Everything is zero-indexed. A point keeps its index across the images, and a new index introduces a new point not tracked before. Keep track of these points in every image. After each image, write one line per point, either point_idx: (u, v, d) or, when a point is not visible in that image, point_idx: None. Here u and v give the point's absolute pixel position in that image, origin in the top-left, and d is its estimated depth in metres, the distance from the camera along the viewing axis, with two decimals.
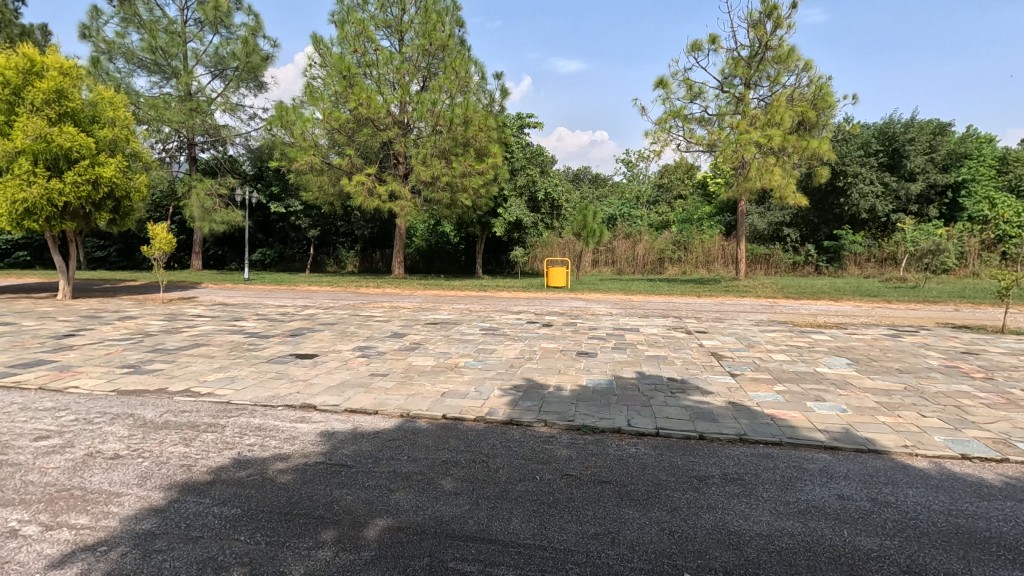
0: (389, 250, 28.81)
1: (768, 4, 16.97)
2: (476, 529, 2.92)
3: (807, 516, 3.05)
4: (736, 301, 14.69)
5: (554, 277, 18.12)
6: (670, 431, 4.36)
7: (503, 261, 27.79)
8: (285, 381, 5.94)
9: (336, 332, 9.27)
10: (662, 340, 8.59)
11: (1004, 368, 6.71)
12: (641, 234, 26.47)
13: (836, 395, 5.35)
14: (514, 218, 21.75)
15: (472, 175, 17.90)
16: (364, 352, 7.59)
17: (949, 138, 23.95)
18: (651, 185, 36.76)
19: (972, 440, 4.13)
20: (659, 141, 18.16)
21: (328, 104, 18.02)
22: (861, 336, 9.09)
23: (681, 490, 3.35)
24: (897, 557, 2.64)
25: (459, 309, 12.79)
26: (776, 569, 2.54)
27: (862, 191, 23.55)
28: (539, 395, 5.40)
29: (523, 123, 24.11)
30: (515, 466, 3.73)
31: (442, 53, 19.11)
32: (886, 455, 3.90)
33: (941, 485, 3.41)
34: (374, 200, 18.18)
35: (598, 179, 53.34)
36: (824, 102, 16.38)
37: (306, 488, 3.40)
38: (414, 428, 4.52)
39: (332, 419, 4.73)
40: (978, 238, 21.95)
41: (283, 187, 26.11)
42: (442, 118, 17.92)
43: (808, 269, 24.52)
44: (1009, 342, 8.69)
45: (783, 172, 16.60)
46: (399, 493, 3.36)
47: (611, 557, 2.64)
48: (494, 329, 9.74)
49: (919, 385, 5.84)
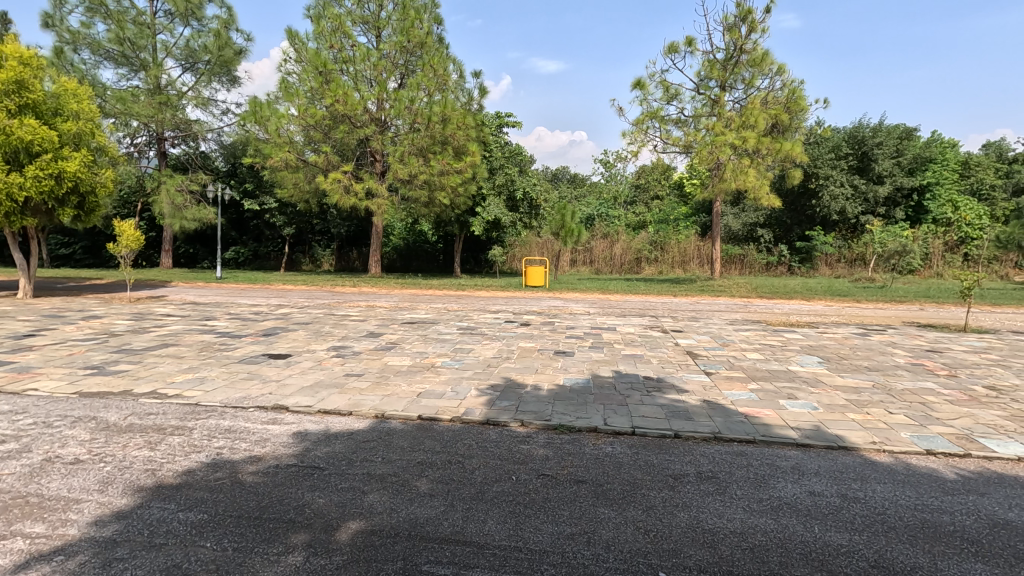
0: (366, 248, 28.57)
1: (743, 8, 17.25)
2: (452, 531, 2.88)
3: (779, 513, 3.08)
4: (711, 301, 14.86)
5: (533, 276, 18.15)
6: (646, 430, 4.37)
7: (481, 261, 27.74)
8: (257, 382, 5.80)
9: (310, 332, 9.12)
10: (638, 340, 8.63)
11: (966, 366, 6.94)
12: (618, 234, 26.66)
13: (808, 394, 5.45)
14: (493, 218, 21.71)
15: (450, 174, 17.81)
16: (339, 352, 7.47)
17: (914, 142, 24.71)
18: (629, 186, 37.08)
19: (937, 436, 4.25)
20: (637, 142, 18.32)
21: (304, 100, 17.74)
22: (832, 335, 9.28)
23: (656, 489, 3.36)
24: (866, 552, 2.68)
25: (436, 308, 12.67)
26: (749, 567, 2.55)
27: (833, 193, 24.02)
28: (516, 395, 5.38)
29: (501, 122, 24.01)
30: (492, 466, 3.71)
31: (421, 50, 18.98)
32: (856, 452, 3.97)
33: (908, 481, 3.49)
34: (351, 198, 17.92)
35: (575, 179, 53.60)
36: (797, 105, 16.69)
37: (275, 492, 3.31)
38: (389, 428, 4.46)
39: (304, 420, 4.64)
40: (941, 240, 22.74)
41: (257, 184, 25.62)
42: (420, 116, 17.80)
43: (781, 268, 25.01)
44: (972, 340, 8.98)
45: (757, 174, 16.89)
46: (373, 495, 3.30)
47: (587, 557, 2.64)
48: (471, 329, 9.69)
49: (887, 382, 5.98)
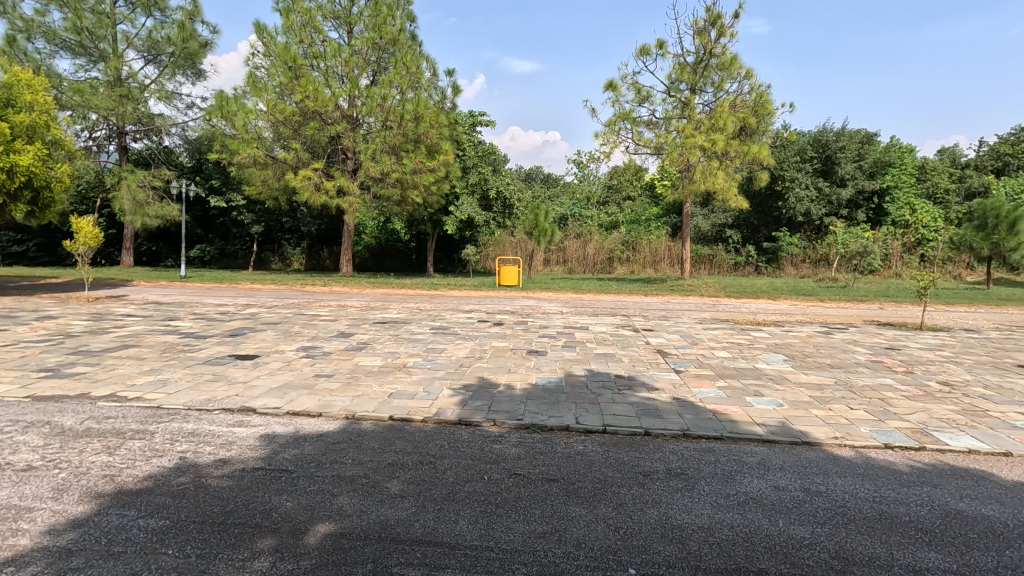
0: (337, 247, 28.22)
1: (712, 12, 17.59)
2: (423, 532, 2.86)
3: (745, 508, 3.15)
4: (681, 300, 15.11)
5: (506, 276, 18.16)
6: (617, 428, 4.42)
7: (454, 260, 27.66)
8: (223, 383, 5.66)
9: (279, 332, 8.94)
10: (610, 339, 8.73)
11: (921, 362, 7.23)
12: (591, 234, 26.89)
13: (773, 391, 5.59)
14: (466, 217, 21.62)
15: (423, 172, 17.68)
16: (309, 352, 7.34)
17: (875, 147, 25.49)
18: (601, 186, 37.41)
19: (895, 431, 4.40)
20: (609, 143, 18.52)
21: (273, 95, 17.41)
22: (797, 333, 9.55)
23: (627, 486, 3.41)
24: (827, 544, 2.76)
25: (409, 308, 12.56)
26: (716, 561, 2.61)
27: (798, 195, 24.66)
28: (488, 395, 5.37)
29: (475, 121, 23.95)
30: (463, 466, 3.70)
31: (393, 47, 18.77)
32: (819, 447, 4.08)
33: (868, 474, 3.61)
34: (322, 196, 17.62)
35: (549, 179, 53.90)
36: (764, 108, 17.11)
37: (241, 496, 3.23)
38: (361, 430, 4.40)
39: (272, 422, 4.54)
40: (900, 241, 23.63)
41: (224, 180, 24.95)
42: (393, 113, 17.66)
43: (749, 269, 25.59)
44: (927, 338, 9.35)
45: (725, 176, 17.27)
46: (343, 497, 3.25)
47: (559, 556, 2.65)
48: (444, 328, 9.64)
49: (848, 379, 6.18)
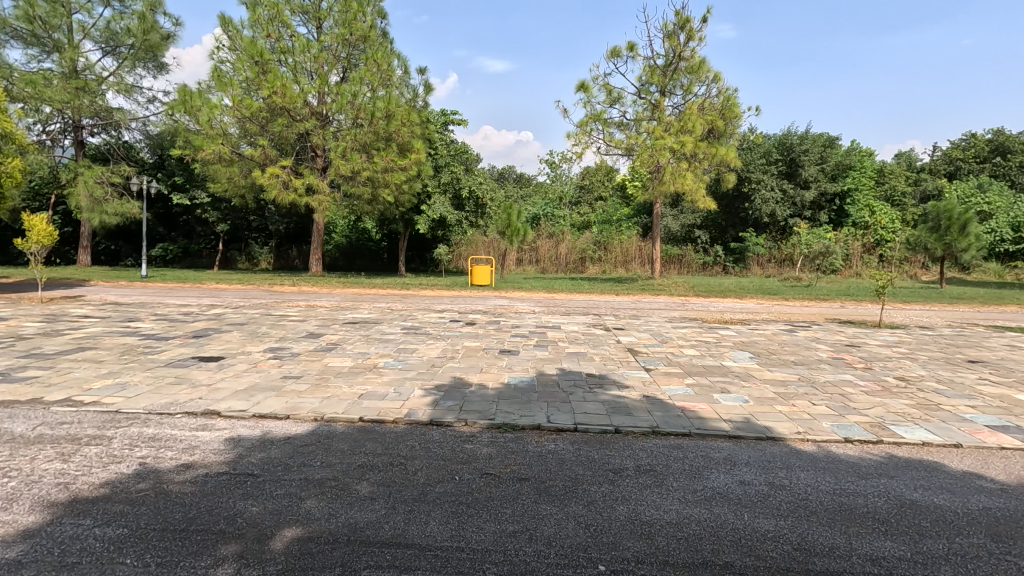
0: (306, 246, 27.77)
1: (681, 16, 17.88)
2: (393, 534, 2.83)
3: (712, 503, 3.22)
4: (651, 300, 15.31)
5: (478, 276, 18.11)
6: (589, 426, 4.46)
7: (426, 259, 27.48)
8: (185, 386, 5.50)
9: (245, 333, 8.74)
10: (582, 338, 8.81)
11: (879, 359, 7.50)
12: (564, 234, 27.06)
13: (739, 387, 5.72)
14: (438, 216, 21.48)
15: (394, 171, 17.51)
16: (276, 353, 7.19)
17: (837, 150, 26.30)
18: (573, 186, 37.67)
19: (854, 425, 4.55)
20: (581, 144, 18.65)
21: (239, 90, 17.02)
22: (762, 331, 9.80)
23: (597, 483, 3.44)
24: (791, 536, 2.84)
25: (380, 308, 12.44)
26: (684, 556, 2.65)
27: (764, 197, 25.29)
28: (460, 394, 5.35)
29: (447, 120, 23.83)
30: (434, 467, 3.67)
31: (363, 44, 18.50)
32: (782, 442, 4.19)
33: (829, 467, 3.73)
34: (290, 194, 17.31)
35: (521, 179, 54.01)
36: (731, 111, 17.49)
37: (204, 502, 3.14)
38: (330, 432, 4.33)
39: (238, 425, 4.44)
40: (859, 242, 24.46)
41: (188, 177, 24.24)
42: (364, 111, 17.43)
43: (716, 268, 26.13)
44: (885, 335, 9.70)
45: (694, 177, 17.56)
46: (311, 500, 3.20)
47: (529, 554, 2.65)
48: (415, 328, 9.57)
49: (810, 375, 6.37)
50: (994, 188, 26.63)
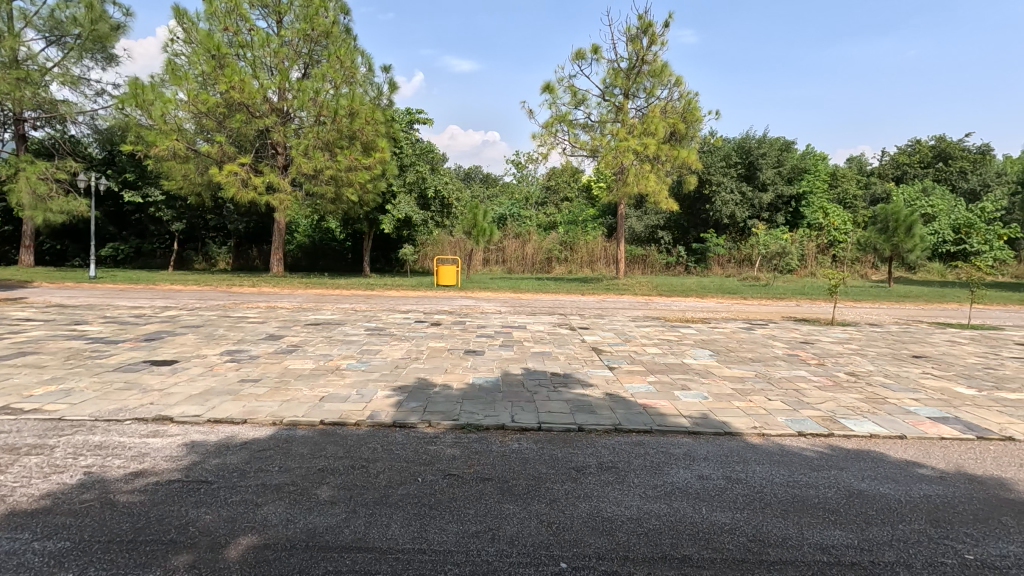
0: (267, 246, 27.12)
1: (644, 21, 18.19)
2: (353, 538, 2.79)
3: (672, 497, 3.28)
4: (616, 299, 15.51)
5: (444, 276, 18.01)
6: (552, 425, 4.49)
7: (392, 260, 27.18)
8: (135, 391, 5.27)
9: (201, 335, 8.46)
10: (547, 337, 8.86)
11: (831, 355, 7.81)
12: (530, 235, 27.16)
13: (699, 384, 5.86)
14: (404, 216, 21.26)
15: (358, 169, 17.25)
16: (234, 356, 6.97)
17: (793, 154, 27.19)
18: (539, 187, 37.91)
19: (808, 419, 4.72)
20: (546, 144, 18.75)
21: (194, 84, 16.46)
22: (722, 329, 10.06)
23: (560, 481, 3.46)
24: (745, 528, 2.92)
25: (343, 309, 12.23)
26: (644, 550, 2.70)
27: (724, 199, 26.00)
28: (424, 395, 5.31)
29: (412, 119, 23.60)
30: (397, 469, 3.63)
31: (326, 40, 18.12)
32: (739, 437, 4.31)
33: (782, 460, 3.86)
34: (249, 192, 16.85)
35: (488, 179, 53.97)
36: (692, 115, 17.90)
37: (154, 511, 3.02)
38: (289, 436, 4.23)
39: (191, 431, 4.28)
40: (814, 242, 25.37)
41: (140, 174, 23.28)
42: (326, 108, 17.08)
43: (679, 268, 26.69)
44: (837, 332, 10.10)
45: (657, 179, 17.88)
46: (268, 506, 3.11)
47: (492, 554, 2.65)
48: (379, 329, 9.44)
49: (767, 372, 6.57)
50: (937, 192, 28.05)
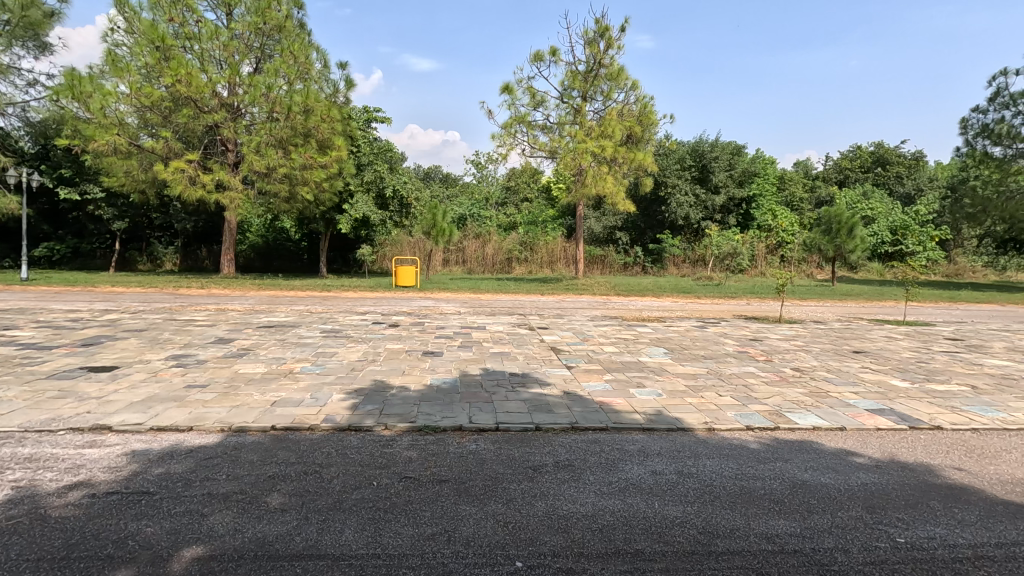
0: (217, 246, 26.17)
1: (601, 24, 18.47)
2: (305, 545, 2.72)
3: (626, 493, 3.34)
4: (575, 299, 15.70)
5: (403, 276, 17.80)
6: (509, 425, 4.50)
7: (349, 260, 26.69)
8: (71, 400, 4.99)
9: (144, 340, 8.07)
10: (506, 338, 8.88)
11: (778, 351, 8.14)
12: (490, 235, 27.18)
13: (654, 382, 5.99)
14: (362, 215, 20.88)
15: (314, 168, 16.90)
16: (180, 361, 6.70)
17: (743, 158, 28.12)
18: (500, 188, 38.00)
19: (756, 413, 4.90)
20: (505, 145, 18.81)
21: (137, 77, 15.70)
22: (677, 328, 10.33)
23: (516, 481, 3.48)
24: (696, 521, 3.01)
25: (298, 310, 11.92)
26: (598, 547, 2.73)
27: (679, 201, 26.75)
28: (380, 398, 5.23)
29: (370, 117, 23.22)
30: (351, 474, 3.56)
31: (279, 34, 17.65)
32: (691, 432, 4.42)
33: (732, 454, 3.98)
34: (197, 190, 16.23)
35: (448, 179, 53.73)
36: (648, 118, 18.30)
37: (90, 526, 2.86)
38: (239, 442, 4.09)
39: (132, 440, 4.08)
40: (763, 243, 26.34)
41: (77, 170, 22.03)
42: (279, 105, 16.59)
43: (636, 268, 27.24)
44: (784, 329, 10.52)
45: (614, 180, 18.18)
46: (216, 516, 3.00)
47: (447, 556, 2.64)
48: (335, 331, 9.25)
49: (718, 369, 6.78)
50: (876, 196, 29.58)
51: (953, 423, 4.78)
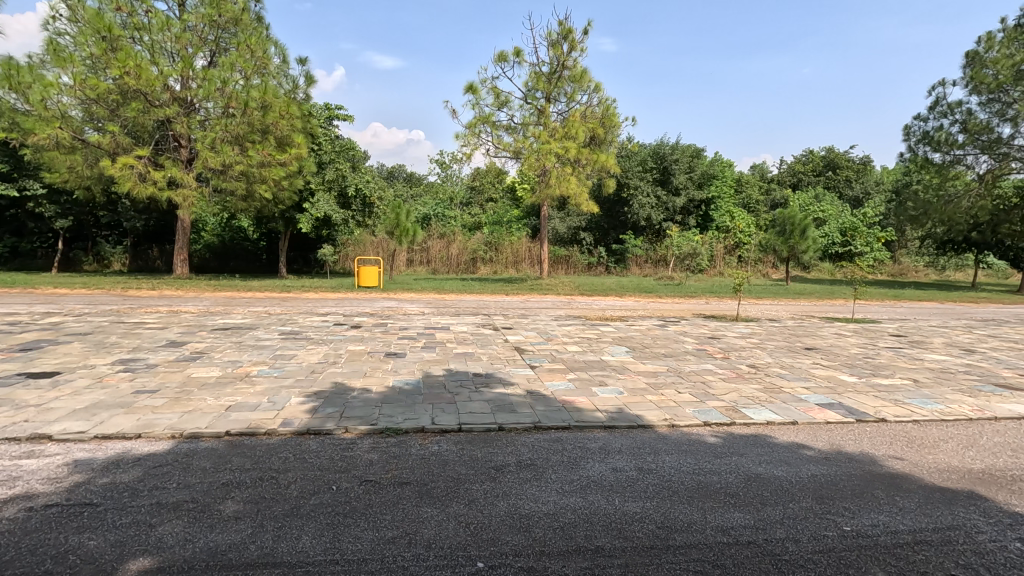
0: (169, 246, 25.16)
1: (564, 26, 18.62)
2: (260, 554, 2.64)
3: (587, 491, 3.38)
4: (540, 299, 15.80)
5: (366, 277, 17.51)
6: (472, 425, 4.48)
7: (311, 261, 26.13)
8: (6, 408, 4.70)
9: (89, 344, 7.68)
10: (470, 338, 8.85)
11: (736, 348, 8.39)
12: (454, 235, 27.07)
13: (616, 380, 6.08)
14: (323, 214, 20.45)
15: (272, 165, 16.45)
16: (128, 365, 6.40)
17: (703, 160, 28.82)
18: (464, 188, 37.93)
19: (713, 410, 5.03)
20: (469, 144, 18.75)
21: (81, 68, 14.93)
22: (639, 326, 10.51)
23: (478, 481, 3.47)
24: (655, 516, 3.06)
25: (256, 312, 11.60)
26: (559, 545, 2.75)
27: (641, 202, 27.25)
28: (341, 401, 5.13)
29: (331, 114, 22.76)
30: (309, 479, 3.48)
31: (234, 27, 17.12)
32: (651, 429, 4.51)
33: (689, 449, 4.07)
34: (148, 187, 15.57)
35: (413, 178, 53.26)
36: (610, 120, 18.55)
37: (26, 541, 2.71)
38: (191, 449, 3.94)
39: (74, 449, 3.88)
40: (722, 244, 27.06)
41: (15, 165, 20.82)
42: (235, 100, 16.08)
43: (600, 268, 27.56)
44: (741, 328, 10.85)
45: (578, 181, 18.36)
46: (165, 526, 2.89)
47: (407, 559, 2.61)
48: (295, 332, 9.04)
49: (678, 366, 6.93)
50: (826, 199, 30.80)
51: (896, 415, 5.02)
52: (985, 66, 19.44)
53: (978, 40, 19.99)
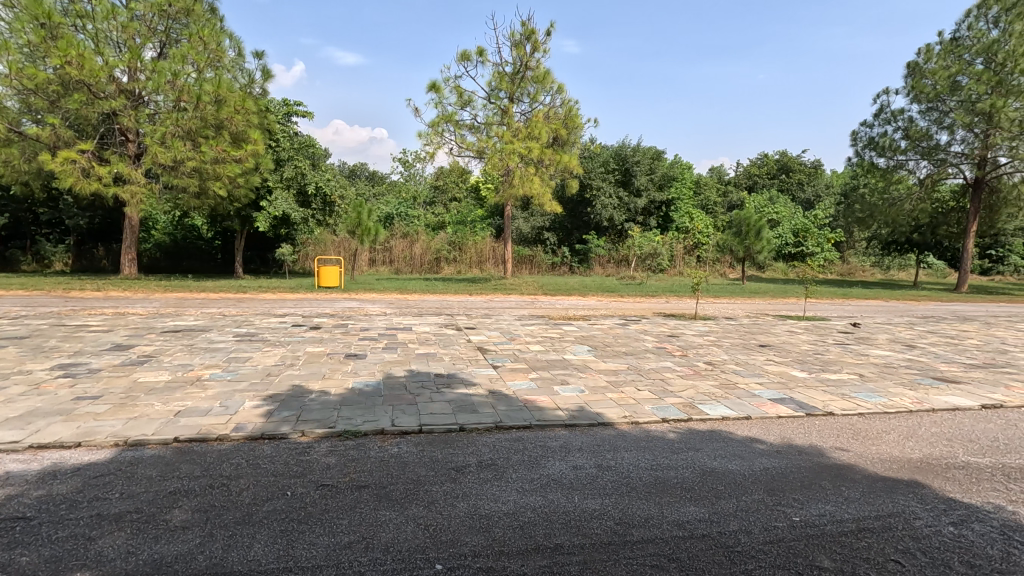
0: (116, 245, 23.84)
1: (527, 27, 18.68)
2: (208, 563, 2.55)
3: (547, 489, 3.39)
4: (504, 298, 15.80)
5: (326, 277, 17.12)
6: (432, 426, 4.44)
7: (268, 260, 25.42)
8: None
9: (25, 348, 7.25)
10: (433, 338, 8.78)
11: (694, 346, 8.58)
12: (417, 235, 26.82)
13: (578, 379, 6.13)
14: (280, 213, 19.92)
15: (227, 162, 15.90)
16: (68, 370, 6.07)
17: (663, 163, 29.43)
18: (428, 188, 37.62)
19: (672, 406, 5.13)
20: (433, 143, 18.58)
21: (18, 56, 14.09)
22: (601, 326, 10.63)
23: (439, 483, 3.43)
24: (613, 512, 3.10)
25: (210, 313, 11.19)
26: (519, 544, 2.75)
27: (603, 203, 27.65)
28: (297, 404, 5.00)
29: (290, 111, 22.17)
30: (263, 485, 3.37)
31: (186, 18, 16.53)
32: (611, 427, 4.56)
33: (648, 446, 4.14)
34: (92, 183, 14.76)
35: (376, 177, 52.50)
36: (573, 122, 18.71)
37: None
38: (137, 457, 3.77)
39: (6, 460, 3.65)
40: (681, 244, 27.66)
41: None
42: (187, 94, 15.44)
43: (564, 268, 27.73)
44: (700, 326, 11.12)
45: (541, 181, 18.45)
46: (106, 538, 2.75)
47: (364, 564, 2.56)
48: (251, 334, 8.77)
49: (638, 364, 7.04)
50: (780, 201, 31.91)
51: (843, 408, 5.23)
52: (924, 77, 20.49)
53: (918, 52, 21.09)
